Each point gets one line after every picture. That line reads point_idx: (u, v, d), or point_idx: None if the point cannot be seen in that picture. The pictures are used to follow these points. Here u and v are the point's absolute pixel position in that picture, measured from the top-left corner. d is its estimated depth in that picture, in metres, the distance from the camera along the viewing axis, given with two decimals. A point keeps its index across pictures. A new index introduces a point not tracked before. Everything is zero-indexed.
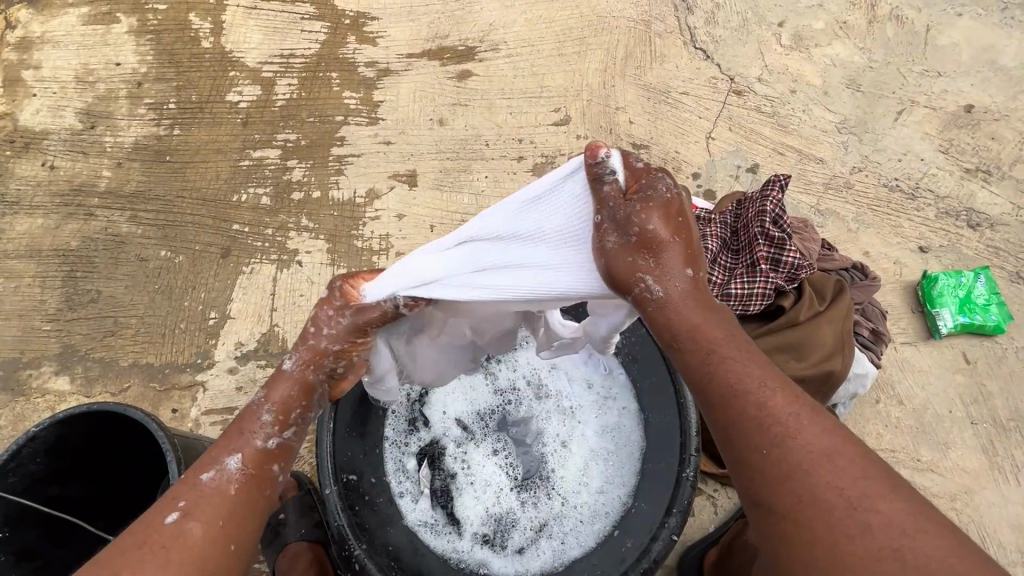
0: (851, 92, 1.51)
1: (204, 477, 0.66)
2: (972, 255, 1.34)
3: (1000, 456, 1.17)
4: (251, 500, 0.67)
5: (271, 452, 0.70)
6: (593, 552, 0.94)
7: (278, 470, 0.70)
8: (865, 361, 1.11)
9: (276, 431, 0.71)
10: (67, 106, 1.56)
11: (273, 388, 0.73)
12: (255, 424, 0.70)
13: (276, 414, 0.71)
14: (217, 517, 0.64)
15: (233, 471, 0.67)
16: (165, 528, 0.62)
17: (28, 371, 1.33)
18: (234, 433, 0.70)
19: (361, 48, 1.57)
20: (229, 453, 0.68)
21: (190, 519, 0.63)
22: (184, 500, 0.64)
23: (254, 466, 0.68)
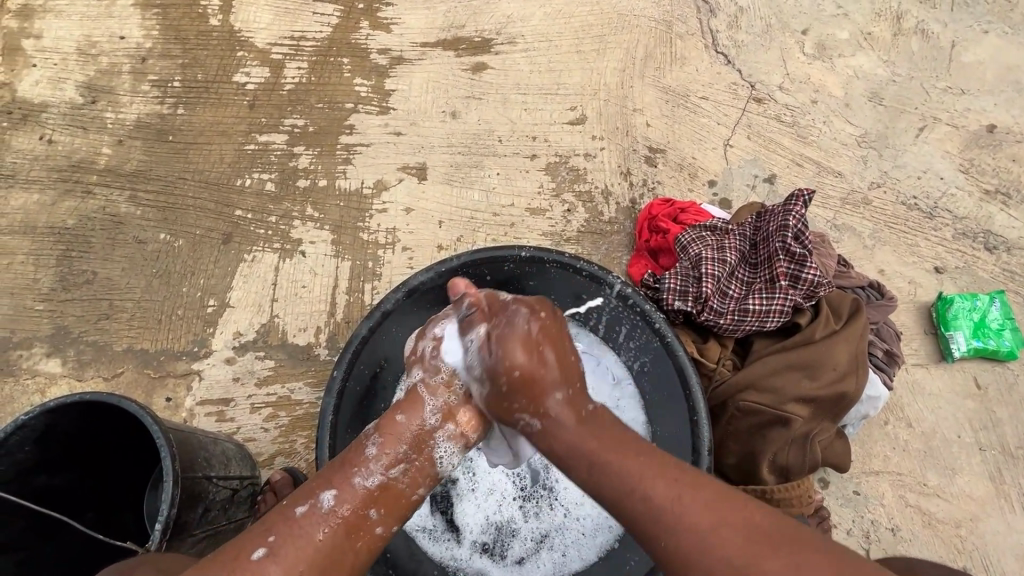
0: (872, 106, 1.48)
1: (298, 510, 0.71)
2: (987, 278, 1.32)
3: (1006, 484, 1.16)
4: (337, 547, 0.70)
5: (367, 496, 0.74)
6: (593, 566, 0.93)
7: (374, 517, 0.73)
8: (878, 384, 1.09)
9: (379, 471, 0.75)
10: (67, 79, 1.51)
11: (385, 429, 0.78)
12: (362, 459, 0.75)
13: (381, 454, 0.76)
14: (297, 563, 0.67)
15: (324, 510, 0.71)
16: (250, 563, 0.66)
17: (19, 352, 1.29)
18: (336, 469, 0.75)
19: (374, 35, 1.52)
20: (323, 489, 0.73)
21: (274, 561, 0.66)
22: (275, 535, 0.69)
23: (348, 509, 0.72)
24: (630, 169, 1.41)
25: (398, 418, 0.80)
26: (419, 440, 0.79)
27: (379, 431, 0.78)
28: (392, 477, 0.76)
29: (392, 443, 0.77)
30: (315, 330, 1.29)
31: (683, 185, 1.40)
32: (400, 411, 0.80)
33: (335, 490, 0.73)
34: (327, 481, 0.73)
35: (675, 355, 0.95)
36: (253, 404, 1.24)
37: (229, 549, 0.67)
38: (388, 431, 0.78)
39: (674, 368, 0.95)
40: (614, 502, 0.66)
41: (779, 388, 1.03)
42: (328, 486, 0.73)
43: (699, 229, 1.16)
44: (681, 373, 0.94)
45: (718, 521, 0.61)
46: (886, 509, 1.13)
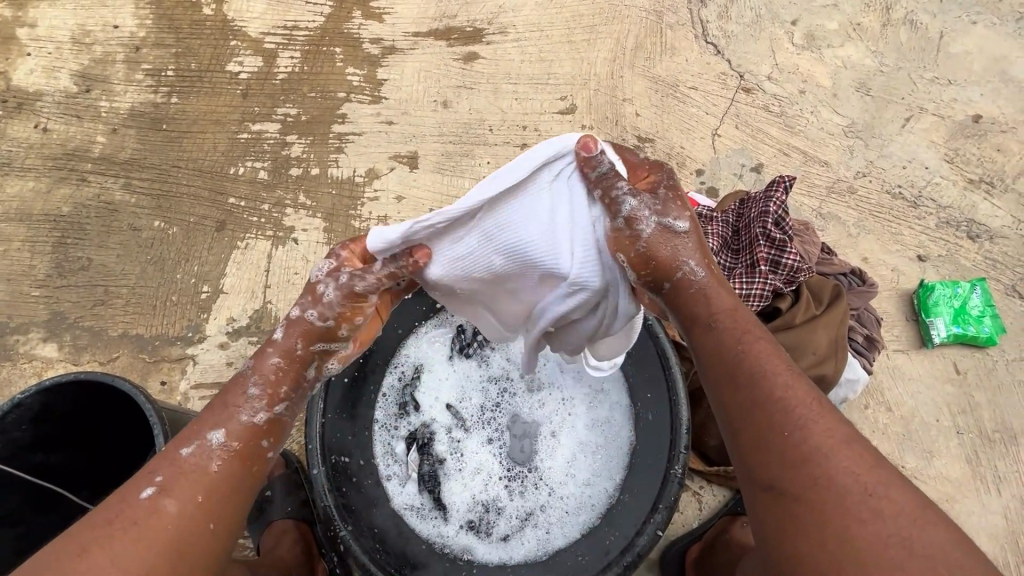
0: (860, 96, 1.49)
1: (185, 451, 0.68)
2: (969, 266, 1.34)
3: (983, 466, 1.18)
4: (234, 476, 0.69)
5: (256, 428, 0.71)
6: (577, 542, 0.94)
7: (267, 446, 0.72)
8: (857, 367, 1.11)
9: (264, 407, 0.73)
10: (62, 68, 1.52)
11: (260, 370, 0.74)
12: (244, 398, 0.72)
13: (263, 391, 0.73)
14: (194, 493, 0.65)
15: (215, 447, 0.69)
16: (139, 503, 0.63)
17: (16, 337, 1.31)
18: (219, 407, 0.72)
19: (367, 24, 1.53)
20: (212, 429, 0.70)
21: (168, 498, 0.64)
22: (163, 474, 0.66)
23: (240, 442, 0.70)
24: None
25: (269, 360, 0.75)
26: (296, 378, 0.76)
27: (257, 373, 0.74)
28: (279, 408, 0.74)
29: (273, 385, 0.74)
30: None
31: None
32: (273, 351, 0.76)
33: (223, 427, 0.70)
34: (208, 421, 0.70)
35: (655, 338, 0.98)
36: None
37: (111, 500, 0.64)
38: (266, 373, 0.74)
39: (654, 349, 0.98)
40: (740, 386, 0.68)
41: None
42: (214, 427, 0.70)
43: None
44: (660, 354, 0.97)
45: (853, 456, 0.61)
46: None
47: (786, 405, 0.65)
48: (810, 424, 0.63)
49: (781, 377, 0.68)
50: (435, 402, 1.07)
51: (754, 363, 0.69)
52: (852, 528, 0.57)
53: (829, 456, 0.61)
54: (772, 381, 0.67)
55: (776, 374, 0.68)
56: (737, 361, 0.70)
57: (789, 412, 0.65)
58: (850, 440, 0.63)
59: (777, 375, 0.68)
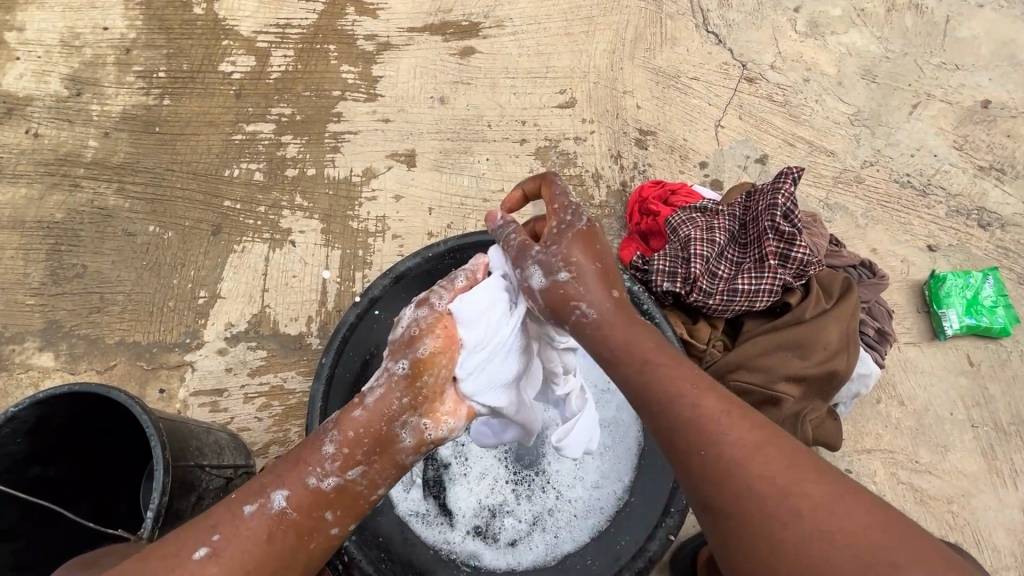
0: (866, 83, 1.46)
1: (246, 510, 0.67)
2: (981, 255, 1.32)
3: (999, 460, 1.16)
4: (288, 546, 0.67)
5: (316, 496, 0.69)
6: (586, 546, 0.92)
7: (328, 519, 0.70)
8: (869, 362, 1.09)
9: (335, 473, 0.70)
10: (52, 72, 1.50)
11: (343, 425, 0.71)
12: (316, 458, 0.69)
13: (337, 454, 0.70)
14: (241, 566, 0.64)
15: (272, 512, 0.67)
16: (190, 564, 0.63)
17: (12, 346, 1.29)
18: (290, 466, 0.70)
19: (360, 21, 1.50)
20: (275, 488, 0.68)
21: (215, 563, 0.64)
22: (220, 535, 0.65)
23: (299, 511, 0.68)
24: (620, 152, 1.40)
25: (356, 415, 0.72)
26: (378, 443, 0.71)
27: (337, 429, 0.71)
28: (349, 480, 0.71)
29: (349, 446, 0.70)
30: (307, 319, 1.29)
31: (674, 167, 1.39)
32: (361, 407, 0.72)
33: (286, 490, 0.68)
34: (278, 479, 0.69)
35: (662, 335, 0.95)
36: (246, 394, 1.24)
37: (171, 547, 0.64)
38: (348, 433, 0.71)
39: None
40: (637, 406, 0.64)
41: (768, 367, 1.04)
42: (280, 486, 0.68)
43: (689, 211, 1.16)
44: None
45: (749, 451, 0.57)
46: (878, 487, 1.14)
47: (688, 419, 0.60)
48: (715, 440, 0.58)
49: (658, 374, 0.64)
50: None
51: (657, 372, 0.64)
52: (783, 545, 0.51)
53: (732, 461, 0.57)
54: (680, 401, 0.61)
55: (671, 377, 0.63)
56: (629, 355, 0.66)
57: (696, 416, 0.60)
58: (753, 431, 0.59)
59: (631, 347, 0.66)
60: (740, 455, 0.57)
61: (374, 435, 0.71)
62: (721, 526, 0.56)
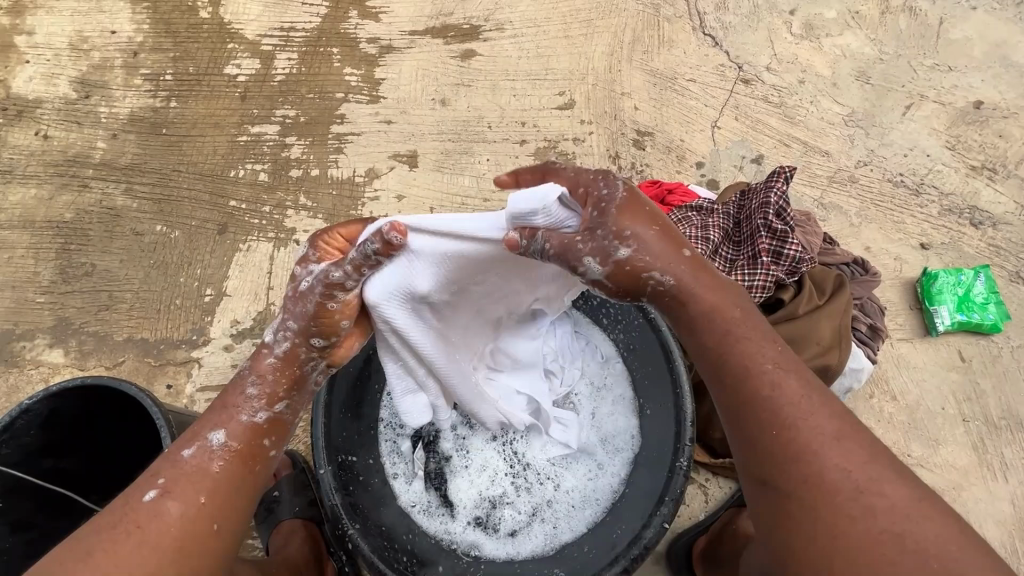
0: (860, 84, 1.48)
1: (185, 453, 0.71)
2: (972, 253, 1.34)
3: (989, 454, 1.18)
4: (242, 473, 0.72)
5: (254, 427, 0.74)
6: (583, 536, 0.95)
7: (266, 443, 0.75)
8: (861, 357, 1.11)
9: (262, 406, 0.75)
10: (61, 74, 1.53)
11: (261, 370, 0.76)
12: (241, 400, 0.74)
13: (262, 390, 0.75)
14: (195, 494, 0.68)
15: (214, 448, 0.71)
16: (145, 505, 0.67)
17: (22, 343, 1.32)
18: (218, 410, 0.74)
19: (363, 24, 1.53)
20: (212, 429, 0.73)
21: (170, 499, 0.67)
22: (166, 477, 0.69)
23: (238, 442, 0.73)
24: (618, 153, 1.42)
25: (269, 360, 0.77)
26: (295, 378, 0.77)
27: (256, 369, 0.76)
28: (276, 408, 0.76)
29: (272, 387, 0.76)
30: None
31: (671, 167, 1.41)
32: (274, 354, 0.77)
33: (223, 429, 0.73)
34: (213, 423, 0.73)
35: (657, 331, 0.97)
36: None
37: (115, 503, 0.67)
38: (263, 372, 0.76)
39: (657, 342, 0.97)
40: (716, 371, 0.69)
41: None
42: (215, 427, 0.73)
43: (684, 210, 1.18)
44: (663, 347, 0.96)
45: (829, 438, 0.62)
46: None
47: (773, 400, 0.64)
48: (795, 425, 0.63)
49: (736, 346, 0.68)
50: None
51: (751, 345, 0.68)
52: (842, 526, 0.58)
53: (812, 448, 0.61)
54: (760, 378, 0.66)
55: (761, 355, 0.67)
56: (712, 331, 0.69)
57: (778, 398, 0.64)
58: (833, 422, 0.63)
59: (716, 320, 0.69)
60: (816, 442, 0.62)
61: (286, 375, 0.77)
62: (785, 506, 0.62)
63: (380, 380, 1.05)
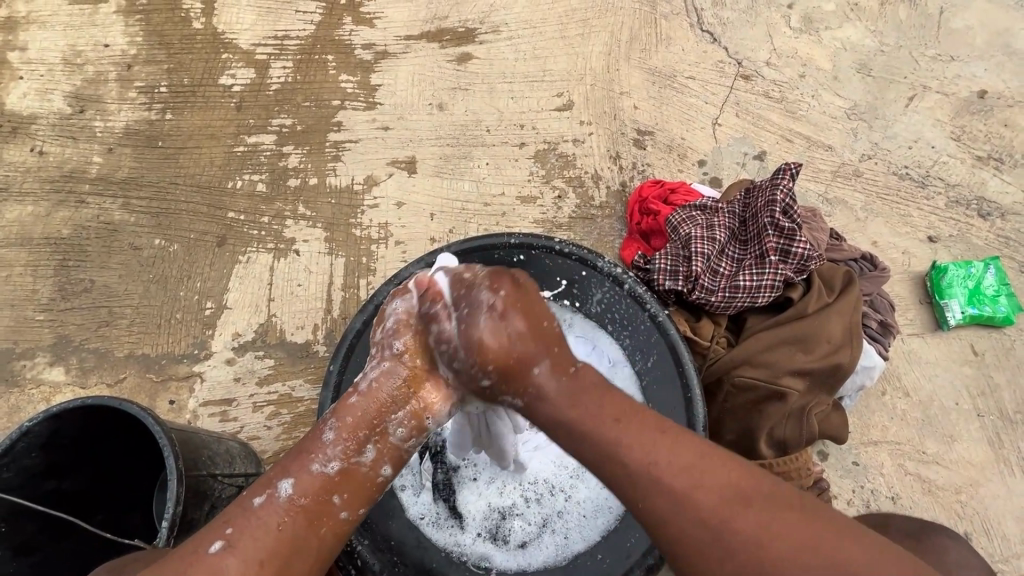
0: (861, 77, 1.47)
1: (256, 501, 0.68)
2: (981, 245, 1.32)
3: (1006, 449, 1.16)
4: (320, 531, 0.69)
5: (327, 482, 0.70)
6: (597, 545, 0.93)
7: (338, 503, 0.70)
8: (873, 354, 1.09)
9: (337, 458, 0.71)
10: (55, 89, 1.52)
11: (342, 412, 0.74)
12: (317, 446, 0.71)
13: (338, 440, 0.72)
14: (255, 554, 0.64)
15: (282, 500, 0.68)
16: (206, 558, 0.63)
17: (23, 362, 1.31)
18: (294, 457, 0.71)
19: (357, 30, 1.52)
20: (281, 478, 0.69)
21: (231, 554, 0.64)
22: (233, 527, 0.66)
23: (308, 497, 0.69)
24: (619, 153, 1.41)
25: (352, 400, 0.74)
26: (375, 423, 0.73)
27: (336, 414, 0.74)
28: (356, 460, 0.72)
29: (348, 430, 0.72)
30: (313, 327, 1.30)
31: (673, 166, 1.40)
32: (356, 393, 0.75)
33: (293, 478, 0.69)
34: (284, 470, 0.70)
35: (666, 333, 0.95)
36: (255, 403, 1.25)
37: (185, 548, 0.65)
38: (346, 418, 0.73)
39: (664, 342, 0.95)
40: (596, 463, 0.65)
41: (772, 362, 1.04)
42: (285, 475, 0.69)
43: (688, 209, 1.17)
44: (673, 351, 0.94)
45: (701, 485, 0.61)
46: (886, 478, 1.14)
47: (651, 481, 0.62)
48: (676, 478, 0.62)
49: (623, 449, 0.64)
50: None
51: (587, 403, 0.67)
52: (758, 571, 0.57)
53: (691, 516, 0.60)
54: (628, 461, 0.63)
55: (614, 429, 0.65)
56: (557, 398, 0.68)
57: (660, 484, 0.61)
58: (708, 456, 0.63)
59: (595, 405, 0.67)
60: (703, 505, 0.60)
61: (373, 421, 0.73)
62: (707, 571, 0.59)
63: None
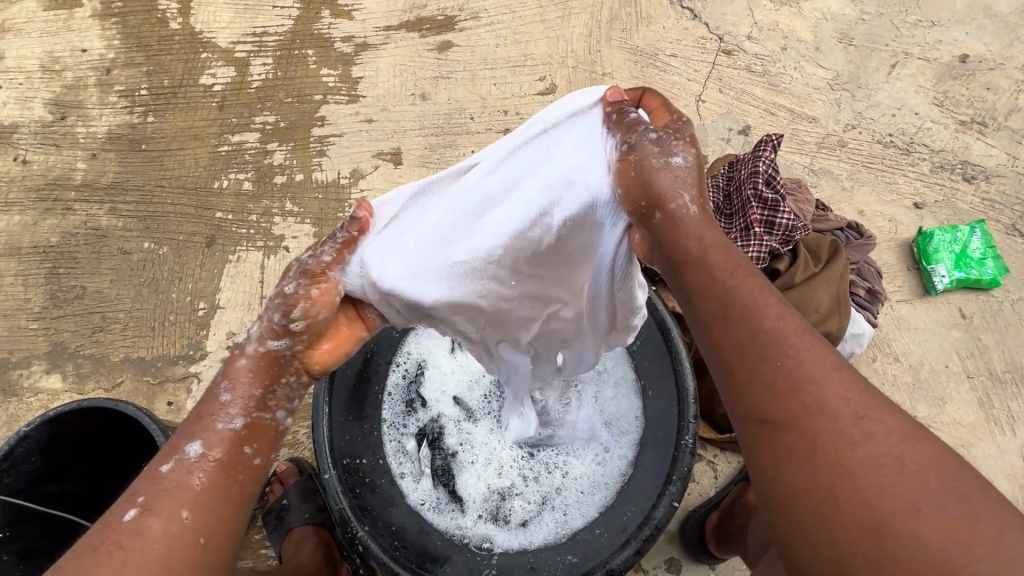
0: (843, 47, 1.46)
1: (163, 470, 0.60)
2: (967, 209, 1.33)
3: (996, 408, 1.18)
4: (243, 476, 0.63)
5: (235, 432, 0.64)
6: (595, 521, 0.94)
7: (250, 451, 0.64)
8: (861, 321, 1.10)
9: (240, 412, 0.65)
10: (34, 97, 1.51)
11: (232, 374, 0.66)
12: (216, 406, 0.64)
13: (235, 396, 0.65)
14: (179, 509, 0.58)
15: (193, 459, 0.61)
16: (123, 526, 0.56)
17: (19, 371, 1.31)
18: (191, 423, 0.64)
19: (336, 23, 1.51)
20: (188, 441, 0.62)
21: (150, 515, 0.57)
22: (145, 494, 0.59)
23: (221, 450, 0.62)
24: None
25: (242, 362, 0.67)
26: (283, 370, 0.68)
27: (226, 375, 0.66)
28: (259, 411, 0.66)
29: (244, 384, 0.66)
30: None
31: None
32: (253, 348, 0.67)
33: (200, 438, 0.62)
34: (187, 435, 0.63)
35: (654, 310, 0.97)
36: None
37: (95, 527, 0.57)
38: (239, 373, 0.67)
39: (655, 321, 0.98)
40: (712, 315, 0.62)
41: None
42: (191, 438, 0.62)
43: None
44: (662, 327, 0.97)
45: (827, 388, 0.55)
46: None
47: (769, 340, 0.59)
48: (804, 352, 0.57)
49: (735, 330, 0.61)
50: (442, 397, 1.07)
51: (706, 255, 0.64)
52: (839, 454, 0.52)
53: (798, 403, 0.55)
54: (746, 315, 0.61)
55: (755, 297, 0.62)
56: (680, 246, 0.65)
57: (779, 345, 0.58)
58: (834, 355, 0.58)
59: (731, 268, 0.63)
60: (812, 375, 0.56)
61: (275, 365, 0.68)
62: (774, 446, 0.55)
63: (381, 380, 1.05)
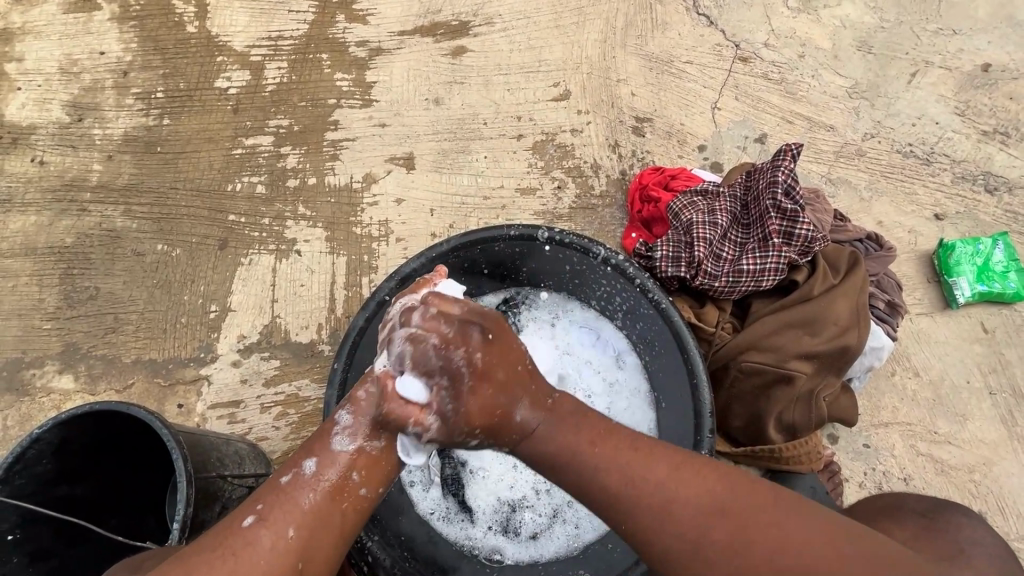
0: (862, 55, 1.44)
1: (284, 478, 0.71)
2: (989, 221, 1.30)
3: (1019, 426, 1.15)
4: (350, 508, 0.71)
5: (349, 459, 0.72)
6: (607, 535, 0.93)
7: (357, 481, 0.72)
8: (881, 334, 1.08)
9: (356, 438, 0.73)
10: (53, 99, 1.52)
11: (356, 409, 0.74)
12: (333, 424, 0.74)
13: (352, 421, 0.73)
14: (285, 527, 0.67)
15: (307, 477, 0.71)
16: (241, 531, 0.66)
17: (32, 371, 1.32)
18: (314, 438, 0.74)
19: (351, 28, 1.51)
20: (306, 456, 0.72)
21: (262, 527, 0.67)
22: (263, 503, 0.69)
23: (331, 473, 0.71)
24: (618, 141, 1.39)
25: (362, 391, 0.76)
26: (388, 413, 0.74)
27: (349, 400, 0.75)
28: (372, 442, 0.73)
29: (361, 412, 0.74)
30: (317, 326, 1.30)
31: (673, 152, 1.38)
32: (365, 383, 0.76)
33: (316, 456, 0.72)
34: (307, 450, 0.73)
35: (670, 321, 0.94)
36: (262, 404, 1.26)
37: (221, 523, 0.68)
38: (359, 401, 0.75)
39: (670, 334, 0.94)
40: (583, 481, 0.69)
41: (779, 346, 1.03)
42: (309, 454, 0.72)
43: (690, 194, 1.16)
44: (677, 338, 0.93)
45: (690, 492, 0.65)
46: (898, 460, 1.13)
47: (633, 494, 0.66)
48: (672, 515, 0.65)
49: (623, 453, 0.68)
50: None
51: (588, 464, 0.68)
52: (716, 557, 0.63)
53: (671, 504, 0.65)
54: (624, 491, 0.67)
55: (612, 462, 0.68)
56: (570, 466, 0.69)
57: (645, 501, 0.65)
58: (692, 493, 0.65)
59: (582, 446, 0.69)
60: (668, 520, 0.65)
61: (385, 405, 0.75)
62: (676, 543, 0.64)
63: None
